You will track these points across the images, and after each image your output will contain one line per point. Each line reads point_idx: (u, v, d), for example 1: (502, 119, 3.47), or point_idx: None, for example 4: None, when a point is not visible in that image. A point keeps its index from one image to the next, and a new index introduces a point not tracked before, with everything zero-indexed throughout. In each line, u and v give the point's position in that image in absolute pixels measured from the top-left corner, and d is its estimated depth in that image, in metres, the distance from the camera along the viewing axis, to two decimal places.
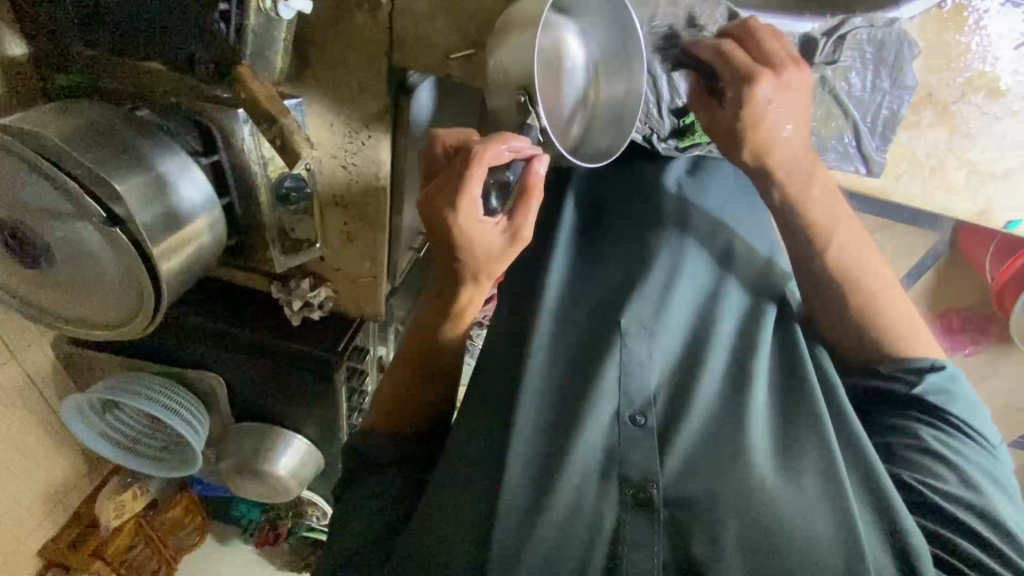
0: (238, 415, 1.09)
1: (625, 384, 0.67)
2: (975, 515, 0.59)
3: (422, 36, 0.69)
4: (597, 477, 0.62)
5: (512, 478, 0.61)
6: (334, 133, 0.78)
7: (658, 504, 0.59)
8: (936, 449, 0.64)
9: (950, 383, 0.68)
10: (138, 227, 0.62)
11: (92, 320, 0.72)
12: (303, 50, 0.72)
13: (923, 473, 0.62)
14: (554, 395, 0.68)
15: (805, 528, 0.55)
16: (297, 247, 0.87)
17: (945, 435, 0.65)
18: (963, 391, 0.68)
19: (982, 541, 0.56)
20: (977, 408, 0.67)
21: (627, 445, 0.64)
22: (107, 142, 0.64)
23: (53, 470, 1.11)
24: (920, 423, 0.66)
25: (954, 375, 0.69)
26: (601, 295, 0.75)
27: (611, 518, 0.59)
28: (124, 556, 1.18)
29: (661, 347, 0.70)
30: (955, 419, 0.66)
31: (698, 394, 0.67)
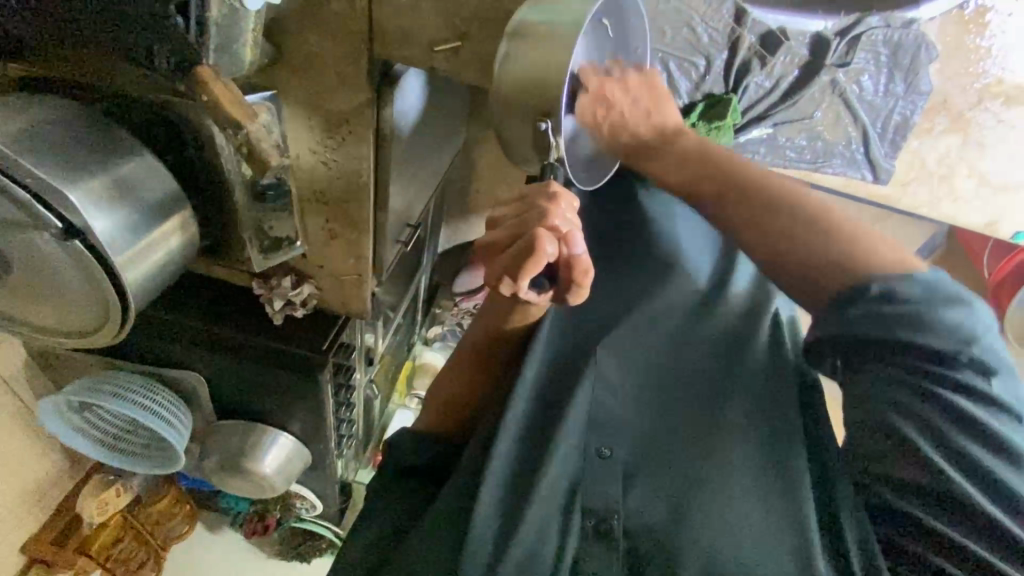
0: (222, 412, 1.07)
1: (594, 412, 0.67)
2: (942, 510, 0.52)
3: (406, 26, 0.64)
4: (562, 505, 0.64)
5: (485, 508, 0.62)
6: (313, 128, 0.73)
7: (618, 534, 0.62)
8: (906, 431, 0.53)
9: (901, 304, 0.53)
10: (99, 239, 0.58)
11: (59, 330, 0.68)
12: (275, 39, 0.67)
13: (888, 464, 0.54)
14: (532, 418, 0.67)
15: (764, 548, 0.59)
16: (277, 246, 0.82)
17: (914, 398, 0.53)
18: (932, 313, 0.52)
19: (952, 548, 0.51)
20: (953, 324, 0.52)
21: (596, 475, 0.64)
22: (58, 140, 0.59)
23: (31, 467, 1.09)
24: (881, 389, 0.54)
25: (904, 291, 0.53)
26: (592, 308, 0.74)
27: (571, 552, 0.61)
28: (109, 551, 1.18)
29: (631, 357, 0.70)
30: (926, 363, 0.52)
31: (675, 419, 0.67)
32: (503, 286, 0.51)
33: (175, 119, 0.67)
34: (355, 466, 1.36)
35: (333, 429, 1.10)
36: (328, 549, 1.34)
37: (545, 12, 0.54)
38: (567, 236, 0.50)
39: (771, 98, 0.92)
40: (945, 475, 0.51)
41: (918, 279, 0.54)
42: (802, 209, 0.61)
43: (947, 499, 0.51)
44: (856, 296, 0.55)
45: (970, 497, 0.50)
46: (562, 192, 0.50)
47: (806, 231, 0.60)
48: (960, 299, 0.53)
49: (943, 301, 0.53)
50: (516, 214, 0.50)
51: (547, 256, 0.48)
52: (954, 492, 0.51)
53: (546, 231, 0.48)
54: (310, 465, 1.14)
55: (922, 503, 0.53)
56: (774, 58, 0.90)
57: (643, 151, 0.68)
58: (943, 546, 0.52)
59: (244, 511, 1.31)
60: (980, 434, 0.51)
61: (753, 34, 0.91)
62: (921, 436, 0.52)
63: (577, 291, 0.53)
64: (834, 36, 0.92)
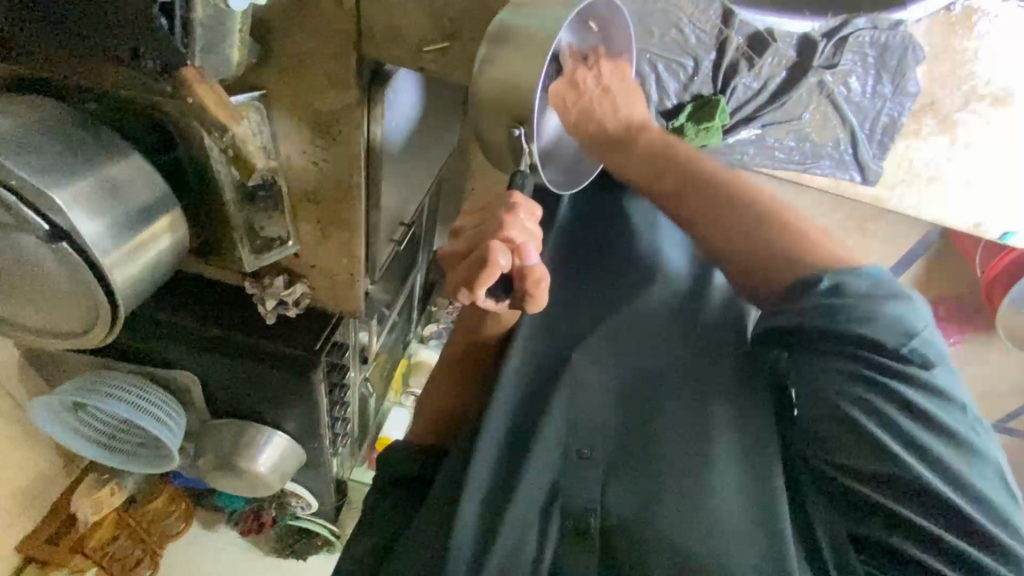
0: (215, 411, 1.07)
1: (582, 413, 0.67)
2: (906, 497, 0.56)
3: (394, 26, 0.64)
4: (544, 505, 0.64)
5: (471, 508, 0.61)
6: (302, 128, 0.73)
7: (596, 531, 0.61)
8: (862, 424, 0.57)
9: (854, 299, 0.58)
10: (86, 240, 0.58)
11: (48, 330, 0.68)
12: (263, 39, 0.67)
13: (856, 455, 0.58)
14: (520, 419, 0.68)
15: (734, 530, 0.59)
16: (269, 246, 0.82)
17: (870, 391, 0.58)
18: (881, 311, 0.57)
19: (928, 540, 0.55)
20: (899, 319, 0.57)
21: (575, 476, 0.64)
22: (42, 141, 0.59)
23: (26, 466, 1.09)
24: (838, 383, 0.59)
25: (857, 289, 0.58)
26: (582, 308, 0.74)
27: (557, 551, 0.61)
28: (107, 547, 1.21)
29: (618, 358, 0.70)
30: (877, 357, 0.58)
31: (653, 405, 0.67)
32: (459, 295, 0.50)
33: (164, 120, 0.67)
34: (350, 464, 1.36)
35: (326, 427, 1.10)
36: (324, 546, 1.34)
37: (531, 14, 0.54)
38: (521, 248, 0.50)
39: (758, 101, 0.92)
40: (898, 462, 0.56)
41: (866, 275, 0.59)
42: (757, 210, 0.66)
43: (907, 485, 0.56)
44: (810, 288, 0.61)
45: (927, 483, 0.55)
46: (522, 202, 0.50)
47: (752, 226, 0.65)
48: (902, 295, 0.58)
49: (888, 299, 0.58)
50: (474, 226, 0.51)
51: (499, 268, 0.48)
52: (910, 481, 0.56)
53: (499, 243, 0.48)
54: (304, 463, 1.14)
55: (887, 490, 0.57)
56: (760, 61, 0.90)
57: (608, 139, 0.66)
58: (930, 544, 0.55)
59: (239, 509, 1.31)
60: (927, 420, 0.56)
61: (740, 35, 0.90)
62: (875, 426, 0.57)
63: (533, 302, 0.52)
64: (821, 38, 0.91)
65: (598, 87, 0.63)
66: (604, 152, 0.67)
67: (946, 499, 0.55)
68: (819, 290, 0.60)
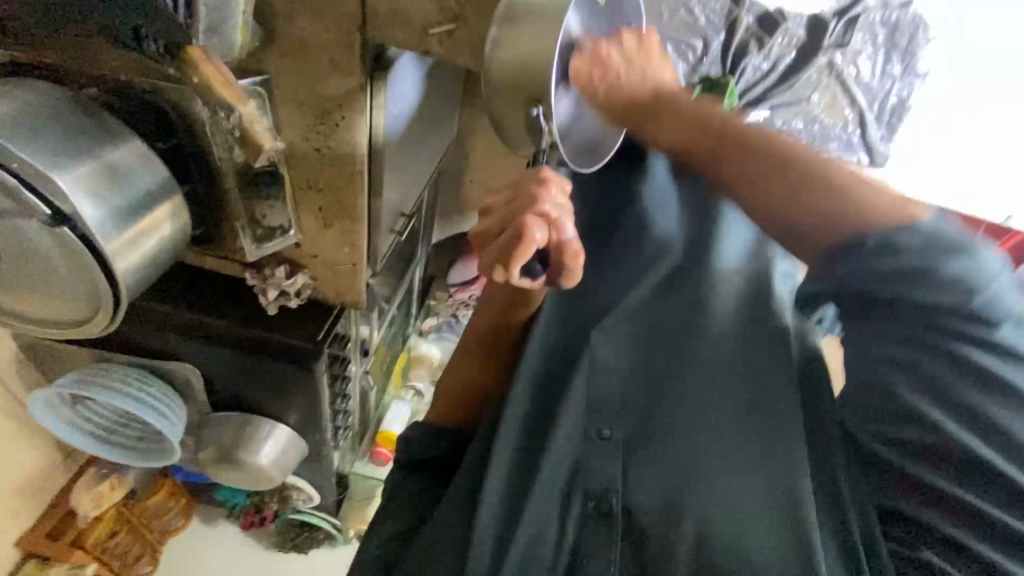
0: (217, 404, 1.06)
1: (592, 400, 0.65)
2: (987, 488, 0.44)
3: (398, 8, 0.63)
4: (560, 493, 0.63)
5: (489, 500, 0.61)
6: (304, 113, 0.72)
7: (617, 512, 0.60)
8: (905, 390, 0.45)
9: (903, 259, 0.43)
10: (89, 227, 0.57)
11: (49, 319, 0.67)
12: (265, 23, 0.65)
13: (896, 424, 0.46)
14: (535, 401, 0.67)
15: (750, 520, 0.56)
16: (270, 235, 0.81)
17: (909, 352, 0.44)
18: (938, 267, 0.42)
19: (993, 526, 0.44)
20: (959, 276, 0.41)
21: (592, 456, 0.63)
22: (39, 125, 0.57)
23: (23, 460, 1.08)
24: (884, 346, 0.46)
25: (906, 243, 0.43)
26: (593, 288, 0.72)
27: (571, 536, 0.61)
28: (107, 544, 1.16)
29: (627, 334, 0.68)
30: (938, 328, 0.43)
31: (680, 389, 0.63)
32: (494, 274, 0.50)
33: (167, 105, 0.66)
34: (350, 458, 1.35)
35: (329, 419, 1.09)
36: (326, 540, 1.34)
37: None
38: (557, 222, 0.49)
39: (767, 81, 0.92)
40: (943, 431, 0.44)
41: (927, 224, 0.43)
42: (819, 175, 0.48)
43: (966, 473, 0.44)
44: (855, 247, 0.45)
45: (977, 455, 0.43)
46: (551, 178, 0.50)
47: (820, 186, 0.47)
48: (968, 245, 0.42)
49: (950, 249, 0.42)
50: (507, 202, 0.50)
51: (535, 243, 0.48)
52: (962, 454, 0.44)
53: (534, 216, 0.49)
54: (305, 456, 1.13)
55: (947, 470, 0.45)
56: (770, 40, 0.91)
57: (638, 109, 0.58)
58: (987, 531, 0.44)
59: (241, 504, 1.31)
60: (998, 385, 0.42)
61: (751, 15, 0.91)
62: (917, 395, 0.44)
63: (569, 278, 0.52)
64: (832, 17, 0.94)
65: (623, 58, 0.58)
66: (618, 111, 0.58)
67: (1008, 475, 0.42)
68: (908, 242, 0.43)
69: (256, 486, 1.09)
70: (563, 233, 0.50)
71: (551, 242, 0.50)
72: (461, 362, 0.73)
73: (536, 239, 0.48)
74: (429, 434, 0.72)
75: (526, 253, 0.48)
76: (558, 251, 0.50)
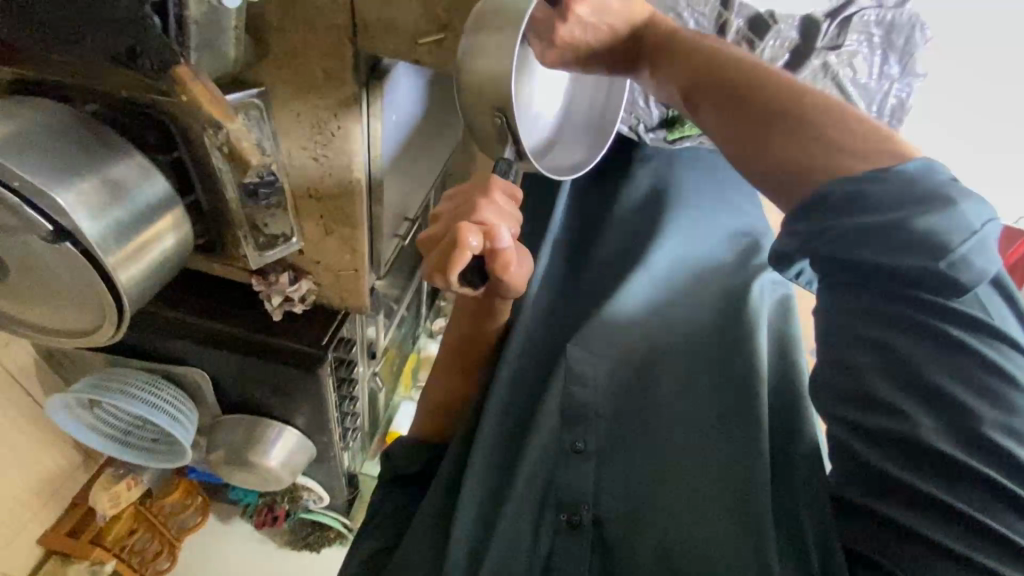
0: (226, 407, 1.08)
1: (569, 406, 0.67)
2: (929, 469, 0.47)
3: (386, 19, 0.63)
4: (536, 500, 0.64)
5: (464, 510, 0.63)
6: (302, 124, 0.73)
7: (586, 524, 0.63)
8: (869, 370, 0.48)
9: (885, 196, 0.46)
10: (90, 241, 0.59)
11: (57, 328, 0.70)
12: (259, 36, 0.66)
13: (863, 409, 0.49)
14: (513, 409, 0.71)
15: (704, 525, 0.59)
16: (272, 242, 0.83)
17: (900, 334, 0.47)
18: (907, 220, 0.44)
19: (938, 510, 0.46)
20: (930, 232, 0.44)
21: (565, 466, 0.65)
22: (39, 143, 0.59)
23: (44, 461, 1.12)
24: (859, 324, 0.48)
25: (881, 194, 0.46)
26: (577, 311, 0.78)
27: (546, 546, 0.62)
28: (126, 541, 1.21)
29: (609, 345, 0.70)
30: (899, 284, 0.46)
31: (657, 400, 0.67)
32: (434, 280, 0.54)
33: (164, 119, 0.68)
34: (360, 459, 1.37)
35: (336, 422, 1.11)
36: (336, 539, 1.36)
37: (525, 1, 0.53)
38: (492, 231, 0.54)
39: None
40: (913, 422, 0.46)
41: (899, 179, 0.46)
42: (820, 135, 0.51)
43: (920, 450, 0.47)
44: (823, 199, 0.48)
45: (939, 444, 0.46)
46: (496, 184, 0.54)
47: (807, 135, 0.52)
48: (948, 197, 0.45)
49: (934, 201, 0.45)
50: (452, 210, 0.55)
51: (470, 250, 0.52)
52: (922, 443, 0.46)
53: (470, 225, 0.52)
54: (314, 458, 1.16)
55: (896, 457, 0.48)
56: (762, 43, 0.90)
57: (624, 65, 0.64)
58: (923, 510, 0.47)
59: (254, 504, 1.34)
60: (960, 363, 0.46)
61: (740, 18, 0.90)
62: (877, 375, 0.48)
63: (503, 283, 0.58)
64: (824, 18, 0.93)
65: (587, 30, 0.58)
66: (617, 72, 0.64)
67: (962, 462, 0.45)
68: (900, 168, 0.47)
69: (267, 487, 1.11)
70: (499, 240, 0.54)
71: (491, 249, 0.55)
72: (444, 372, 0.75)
73: (471, 249, 0.52)
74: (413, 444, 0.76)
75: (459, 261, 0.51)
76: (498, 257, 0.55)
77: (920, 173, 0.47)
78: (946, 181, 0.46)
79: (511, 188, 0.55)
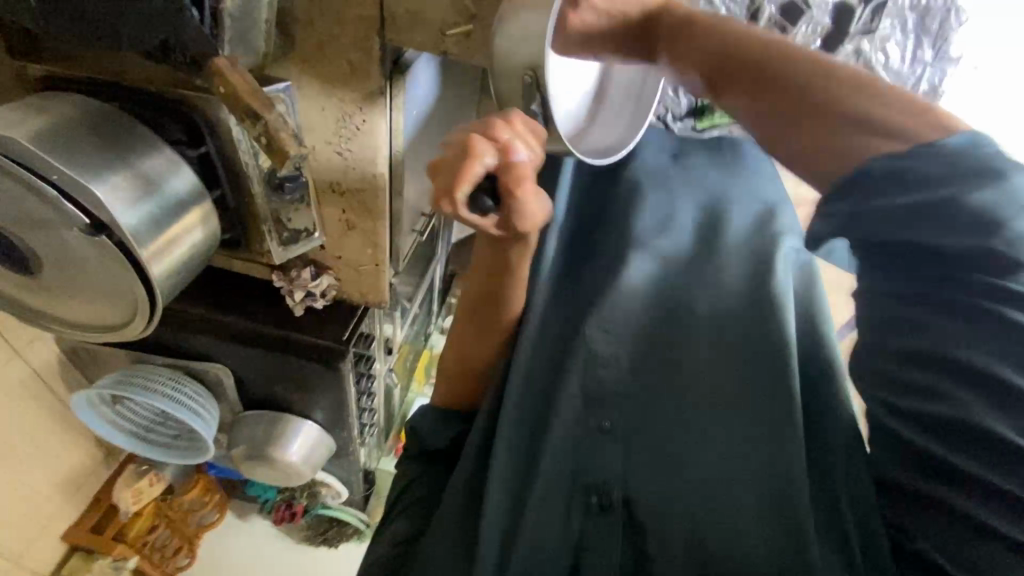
0: (247, 402, 1.09)
1: (592, 393, 0.71)
2: (982, 456, 0.42)
3: (414, 11, 0.63)
4: (568, 481, 0.69)
5: (493, 500, 0.68)
6: (327, 117, 0.73)
7: (616, 505, 0.66)
8: (899, 355, 0.46)
9: (920, 179, 0.42)
10: (126, 234, 0.59)
11: (88, 324, 0.70)
12: (286, 30, 0.67)
13: (903, 394, 0.46)
14: (529, 396, 0.73)
15: (744, 493, 0.62)
16: (296, 238, 0.83)
17: (928, 311, 0.44)
18: (961, 197, 0.40)
19: (993, 497, 0.42)
20: (984, 208, 0.40)
21: (591, 448, 0.69)
22: (77, 138, 0.60)
23: (66, 458, 1.13)
24: (903, 308, 0.45)
25: (923, 171, 0.42)
26: (583, 285, 0.79)
27: (577, 528, 0.67)
28: (147, 537, 1.23)
29: (626, 326, 0.73)
30: (937, 262, 0.43)
31: (667, 386, 0.70)
32: (442, 204, 0.52)
33: (194, 115, 0.68)
34: (378, 455, 1.38)
35: (354, 417, 1.12)
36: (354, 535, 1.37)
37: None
38: (506, 150, 0.52)
39: None
40: (958, 404, 0.43)
41: (946, 148, 0.42)
42: (851, 131, 0.47)
43: (971, 438, 0.43)
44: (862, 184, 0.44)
45: (993, 426, 0.41)
46: (515, 113, 0.54)
47: (829, 128, 0.48)
48: (996, 170, 0.41)
49: (974, 176, 0.41)
50: (461, 129, 0.54)
51: (481, 158, 0.51)
52: (976, 426, 0.42)
53: (482, 139, 0.52)
54: (333, 453, 1.16)
55: (937, 441, 0.45)
56: (794, 29, 0.93)
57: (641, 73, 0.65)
58: (978, 495, 0.43)
59: (272, 500, 1.34)
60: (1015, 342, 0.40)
61: (773, 5, 0.93)
62: (909, 366, 0.45)
63: (520, 209, 0.55)
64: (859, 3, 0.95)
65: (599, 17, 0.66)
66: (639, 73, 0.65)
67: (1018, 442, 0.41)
68: (874, 169, 0.44)
69: (286, 483, 1.12)
70: (515, 153, 0.52)
71: (506, 163, 0.52)
72: (467, 335, 0.77)
73: (482, 156, 0.51)
74: (438, 415, 0.80)
75: (468, 171, 0.50)
76: (513, 170, 0.52)
77: (950, 146, 0.42)
78: (996, 154, 0.41)
79: (535, 126, 0.55)
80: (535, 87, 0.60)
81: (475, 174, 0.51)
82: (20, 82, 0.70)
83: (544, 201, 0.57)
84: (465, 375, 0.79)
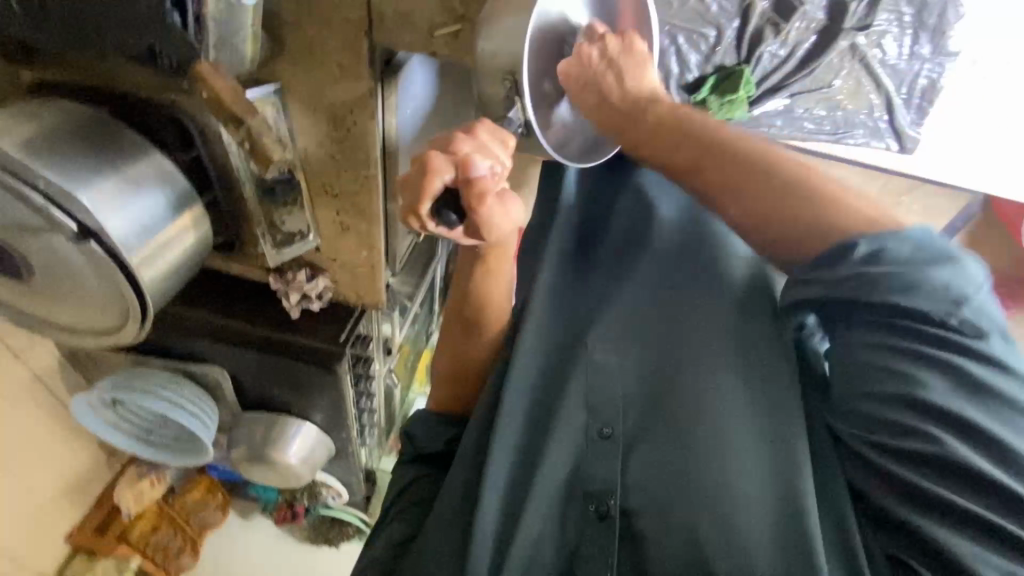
0: (246, 404, 1.09)
1: (591, 400, 0.70)
2: (948, 480, 0.53)
3: (403, 11, 0.62)
4: (564, 488, 0.68)
5: (487, 504, 0.67)
6: (317, 120, 0.72)
7: (615, 515, 0.66)
8: (883, 394, 0.55)
9: (893, 260, 0.55)
10: (113, 241, 0.59)
11: (81, 328, 0.70)
12: (274, 33, 0.66)
13: (895, 434, 0.55)
14: (530, 405, 0.73)
15: (744, 505, 0.61)
16: (290, 239, 0.83)
17: (915, 366, 0.54)
18: (917, 274, 0.54)
19: (954, 513, 0.52)
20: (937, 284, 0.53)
21: (591, 456, 0.69)
22: (67, 144, 0.60)
23: (69, 459, 1.14)
24: (886, 359, 0.55)
25: (893, 252, 0.55)
26: (583, 289, 0.79)
27: (573, 534, 0.67)
28: (150, 538, 1.24)
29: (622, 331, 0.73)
30: (906, 320, 0.54)
31: (669, 394, 0.69)
32: (410, 222, 0.56)
33: (183, 119, 0.68)
34: (379, 455, 1.39)
35: (354, 418, 1.12)
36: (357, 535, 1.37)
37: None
38: (465, 163, 0.55)
39: (783, 69, 1.07)
40: (935, 441, 0.53)
41: (909, 238, 0.55)
42: (816, 205, 0.61)
43: (932, 461, 0.53)
44: (846, 254, 0.56)
45: (961, 457, 0.52)
46: (479, 124, 0.57)
47: (795, 205, 0.62)
48: (945, 259, 0.54)
49: (931, 262, 0.54)
50: (427, 146, 0.57)
51: (439, 175, 0.54)
52: (948, 457, 0.52)
53: (439, 153, 0.55)
54: (333, 454, 1.17)
55: (921, 468, 0.54)
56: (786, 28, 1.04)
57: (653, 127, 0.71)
58: (944, 514, 0.53)
59: (274, 500, 1.34)
60: (969, 385, 0.52)
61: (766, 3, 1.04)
62: (887, 406, 0.55)
63: (486, 222, 0.57)
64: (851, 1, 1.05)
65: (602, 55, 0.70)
66: (615, 125, 0.71)
67: (976, 468, 0.52)
68: (856, 250, 0.56)
69: (287, 484, 1.12)
70: (474, 165, 0.55)
71: (464, 177, 0.55)
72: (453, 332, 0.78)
73: (439, 174, 0.54)
74: (434, 423, 0.81)
75: (427, 190, 0.54)
76: (471, 182, 0.55)
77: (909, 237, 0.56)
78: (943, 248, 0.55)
79: (500, 134, 0.58)
80: (514, 92, 0.64)
81: (434, 189, 0.54)
82: (14, 89, 0.71)
83: (511, 208, 0.58)
84: (460, 374, 0.80)
